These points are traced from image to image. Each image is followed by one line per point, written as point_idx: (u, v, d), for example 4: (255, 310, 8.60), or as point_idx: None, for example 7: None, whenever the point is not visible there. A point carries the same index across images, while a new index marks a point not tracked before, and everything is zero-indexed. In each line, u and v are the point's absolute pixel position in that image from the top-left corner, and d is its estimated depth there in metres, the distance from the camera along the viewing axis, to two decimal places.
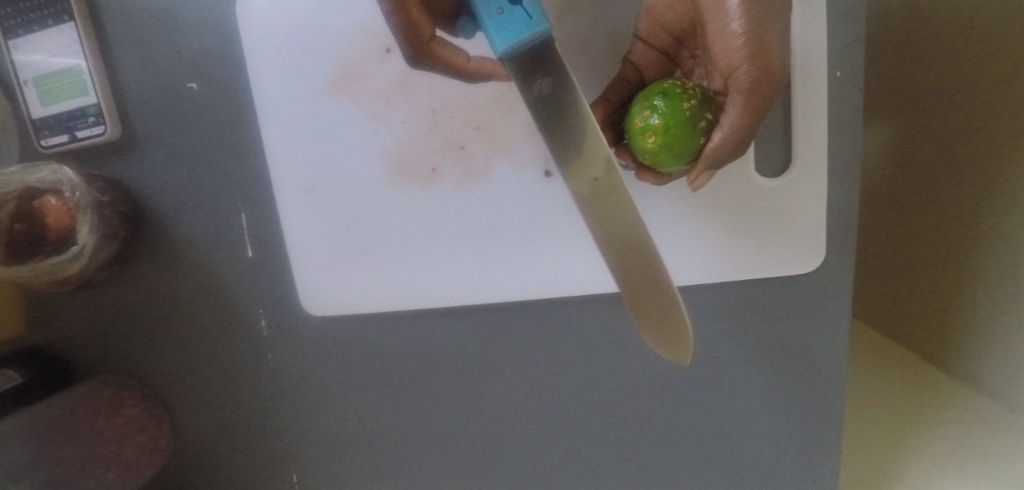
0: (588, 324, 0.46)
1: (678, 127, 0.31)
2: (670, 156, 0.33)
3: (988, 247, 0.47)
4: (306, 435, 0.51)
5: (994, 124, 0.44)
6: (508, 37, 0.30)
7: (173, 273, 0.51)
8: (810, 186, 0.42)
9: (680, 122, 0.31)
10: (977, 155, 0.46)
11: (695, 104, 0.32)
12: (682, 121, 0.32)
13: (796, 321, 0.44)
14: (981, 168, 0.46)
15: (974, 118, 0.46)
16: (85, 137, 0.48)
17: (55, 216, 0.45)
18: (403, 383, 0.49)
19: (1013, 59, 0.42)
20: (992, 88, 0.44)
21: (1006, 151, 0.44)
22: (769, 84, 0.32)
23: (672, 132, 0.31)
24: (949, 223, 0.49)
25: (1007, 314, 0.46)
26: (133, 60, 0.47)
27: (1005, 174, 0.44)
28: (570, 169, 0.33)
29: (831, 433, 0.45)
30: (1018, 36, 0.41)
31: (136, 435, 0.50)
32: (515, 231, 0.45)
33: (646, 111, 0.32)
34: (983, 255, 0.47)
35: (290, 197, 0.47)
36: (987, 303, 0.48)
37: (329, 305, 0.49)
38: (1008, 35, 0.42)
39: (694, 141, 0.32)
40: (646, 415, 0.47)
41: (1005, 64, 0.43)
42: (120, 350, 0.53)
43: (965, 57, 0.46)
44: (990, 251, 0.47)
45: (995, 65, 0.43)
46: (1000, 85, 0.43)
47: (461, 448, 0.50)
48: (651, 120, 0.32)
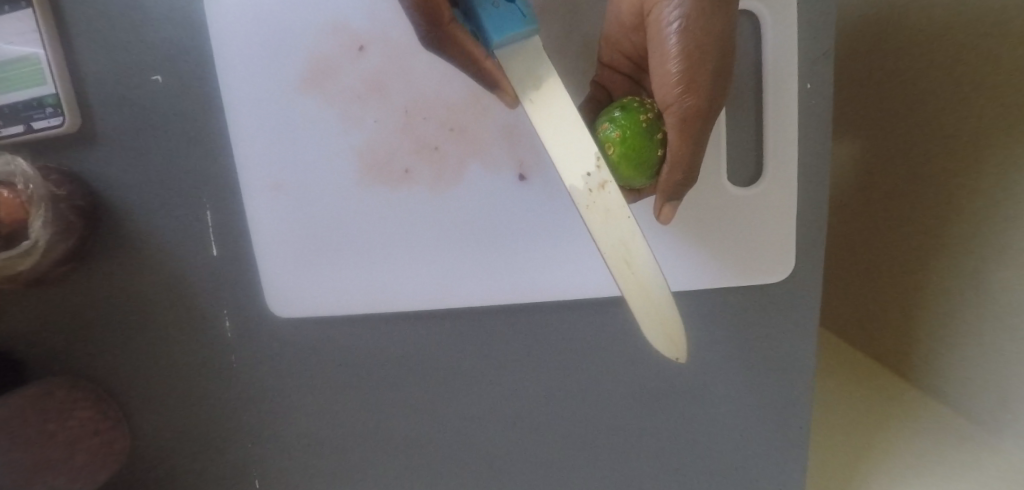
0: (560, 330, 0.46)
1: (636, 137, 0.33)
2: (631, 170, 0.33)
3: (956, 258, 0.47)
4: (270, 440, 0.50)
5: (960, 137, 0.45)
6: (497, 35, 0.30)
7: (133, 272, 0.49)
8: (779, 197, 0.42)
9: (637, 132, 0.33)
10: (945, 168, 0.47)
11: (651, 117, 0.33)
12: (640, 131, 0.33)
13: (766, 330, 0.44)
14: (949, 180, 0.47)
15: (939, 131, 0.47)
16: (42, 128, 0.46)
17: (7, 209, 0.42)
18: (373, 386, 0.48)
19: (975, 72, 0.43)
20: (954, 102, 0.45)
21: (973, 167, 0.45)
22: (700, 117, 0.33)
23: (630, 142, 0.32)
24: (914, 235, 0.51)
25: (974, 325, 0.47)
26: (94, 49, 0.46)
27: (972, 185, 0.45)
28: (562, 163, 0.31)
29: (798, 441, 0.46)
30: (979, 51, 0.43)
31: (89, 438, 0.48)
32: (489, 235, 0.44)
33: (606, 123, 0.33)
34: (951, 267, 0.48)
35: (257, 196, 0.46)
36: (954, 314, 0.48)
37: (296, 307, 0.47)
38: (969, 50, 0.44)
39: (654, 153, 0.33)
40: (617, 422, 0.47)
41: (966, 77, 0.44)
42: (74, 351, 0.50)
43: (931, 72, 0.47)
44: (957, 262, 0.47)
45: (958, 78, 0.45)
46: (964, 99, 0.45)
47: (431, 453, 0.49)
48: (610, 132, 0.33)
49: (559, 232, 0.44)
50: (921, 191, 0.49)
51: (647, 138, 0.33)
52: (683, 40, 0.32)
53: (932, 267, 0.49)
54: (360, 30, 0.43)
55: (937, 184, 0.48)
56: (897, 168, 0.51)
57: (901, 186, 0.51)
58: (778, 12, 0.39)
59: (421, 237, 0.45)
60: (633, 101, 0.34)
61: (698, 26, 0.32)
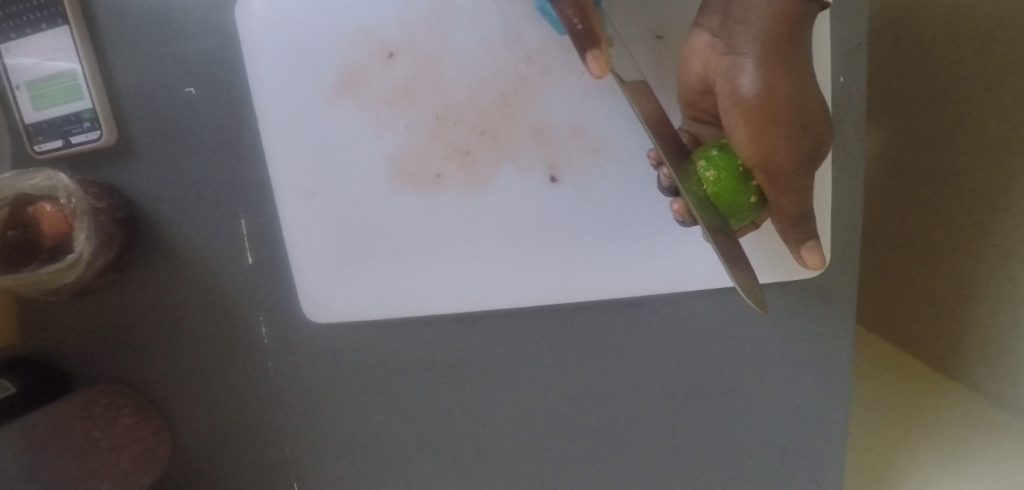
0: (595, 329, 0.46)
1: (730, 181, 0.32)
2: (723, 210, 0.33)
3: (985, 255, 0.46)
4: (309, 442, 0.51)
5: (988, 130, 0.44)
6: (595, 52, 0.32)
7: (169, 280, 0.50)
8: (812, 196, 0.42)
9: (732, 175, 0.32)
10: (972, 162, 0.45)
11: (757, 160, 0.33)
12: (734, 174, 0.32)
13: (801, 326, 0.44)
14: (978, 175, 0.45)
15: (969, 124, 0.45)
16: (81, 143, 0.47)
17: (51, 223, 0.45)
18: (409, 386, 0.49)
19: (1002, 61, 0.42)
20: (984, 91, 0.43)
21: (999, 164, 0.43)
22: (792, 171, 0.32)
23: (724, 186, 0.32)
24: (945, 238, 0.49)
25: (1002, 324, 0.46)
26: (127, 62, 0.47)
27: (1001, 182, 0.44)
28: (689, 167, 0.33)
29: (835, 437, 0.45)
30: (1006, 35, 0.41)
31: (133, 444, 0.50)
32: (522, 237, 0.44)
33: (702, 160, 0.33)
34: (980, 264, 0.46)
35: (291, 203, 0.47)
36: (984, 312, 0.47)
37: (332, 312, 0.48)
38: (995, 34, 0.42)
39: (748, 199, 0.33)
40: (650, 419, 0.47)
41: (996, 68, 0.42)
42: (117, 359, 0.52)
43: (955, 57, 0.45)
44: (985, 260, 0.46)
45: (987, 67, 0.43)
46: (993, 89, 0.43)
47: (466, 452, 0.49)
48: (708, 171, 0.33)
49: (593, 233, 0.44)
50: (948, 193, 0.48)
51: (741, 182, 0.32)
52: (760, 100, 0.32)
53: (964, 266, 0.48)
54: (389, 37, 0.43)
55: (963, 184, 0.47)
56: (921, 168, 0.50)
57: (924, 186, 0.50)
58: None
59: (453, 241, 0.45)
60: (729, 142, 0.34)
61: (770, 87, 0.32)
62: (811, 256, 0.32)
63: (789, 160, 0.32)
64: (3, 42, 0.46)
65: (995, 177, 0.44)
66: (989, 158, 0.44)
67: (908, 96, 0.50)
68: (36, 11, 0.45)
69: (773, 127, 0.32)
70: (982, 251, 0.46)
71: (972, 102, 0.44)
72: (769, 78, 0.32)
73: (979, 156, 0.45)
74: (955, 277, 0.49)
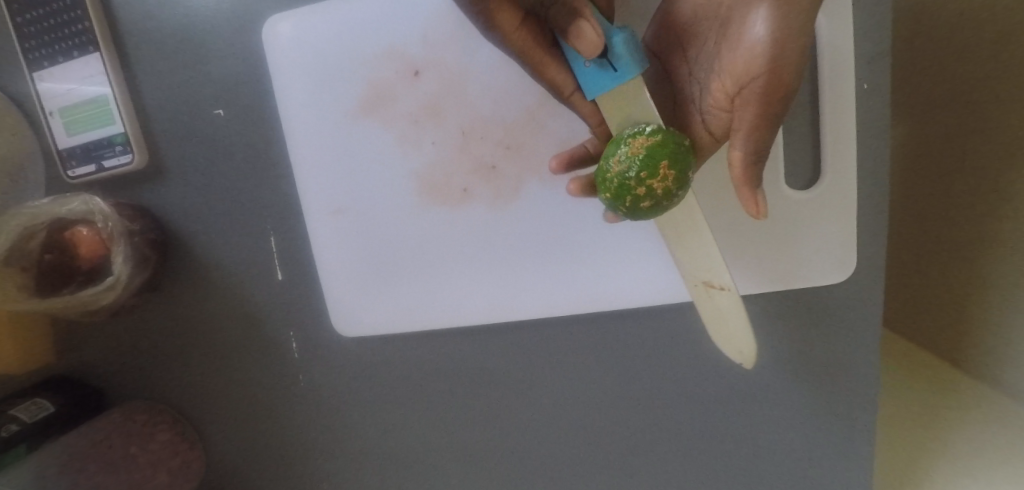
0: (621, 337, 0.47)
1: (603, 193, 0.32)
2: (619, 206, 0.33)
3: (1002, 255, 0.46)
4: (344, 453, 0.52)
5: (1004, 132, 0.44)
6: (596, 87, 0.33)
7: (201, 297, 0.51)
8: (836, 203, 0.42)
9: (603, 188, 0.32)
10: (989, 164, 0.46)
11: (621, 183, 0.31)
12: (604, 185, 0.32)
13: (828, 331, 0.44)
14: (994, 178, 0.46)
15: (986, 125, 0.45)
16: (113, 166, 0.48)
17: (88, 246, 0.46)
18: (437, 395, 0.50)
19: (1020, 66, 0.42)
20: (1002, 96, 0.44)
21: (1014, 167, 0.44)
22: (779, 104, 0.31)
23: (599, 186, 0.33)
24: (960, 236, 0.50)
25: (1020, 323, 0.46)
26: (156, 86, 0.48)
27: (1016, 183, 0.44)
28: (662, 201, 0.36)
29: (865, 442, 0.45)
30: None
31: (168, 461, 0.52)
32: (549, 250, 0.45)
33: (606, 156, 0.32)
34: (998, 263, 0.47)
35: (321, 220, 0.48)
36: (1003, 312, 0.47)
37: (361, 326, 0.49)
38: (1014, 40, 0.42)
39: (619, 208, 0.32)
40: (676, 423, 0.48)
41: (1016, 73, 0.42)
42: (152, 376, 0.54)
43: (977, 60, 0.45)
44: (1002, 260, 0.46)
45: (1006, 72, 0.43)
46: (1010, 94, 0.43)
47: (495, 456, 0.51)
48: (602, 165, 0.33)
49: (620, 243, 0.44)
50: (968, 192, 0.48)
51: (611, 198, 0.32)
52: (777, 16, 0.29)
53: (981, 264, 0.48)
54: (414, 55, 0.43)
55: (982, 184, 0.47)
56: (944, 167, 0.50)
57: (946, 184, 0.50)
58: (834, 13, 0.39)
59: (483, 255, 0.46)
60: (629, 153, 0.30)
61: (785, 26, 0.29)
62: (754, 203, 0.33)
63: (774, 86, 0.30)
64: (36, 69, 0.47)
65: (1011, 170, 0.44)
66: (1006, 158, 0.44)
67: (934, 96, 0.49)
68: (68, 39, 0.46)
69: (786, 58, 0.30)
70: (997, 250, 0.47)
71: (995, 101, 0.44)
72: (783, 21, 0.29)
73: (994, 158, 0.45)
74: (973, 277, 0.49)
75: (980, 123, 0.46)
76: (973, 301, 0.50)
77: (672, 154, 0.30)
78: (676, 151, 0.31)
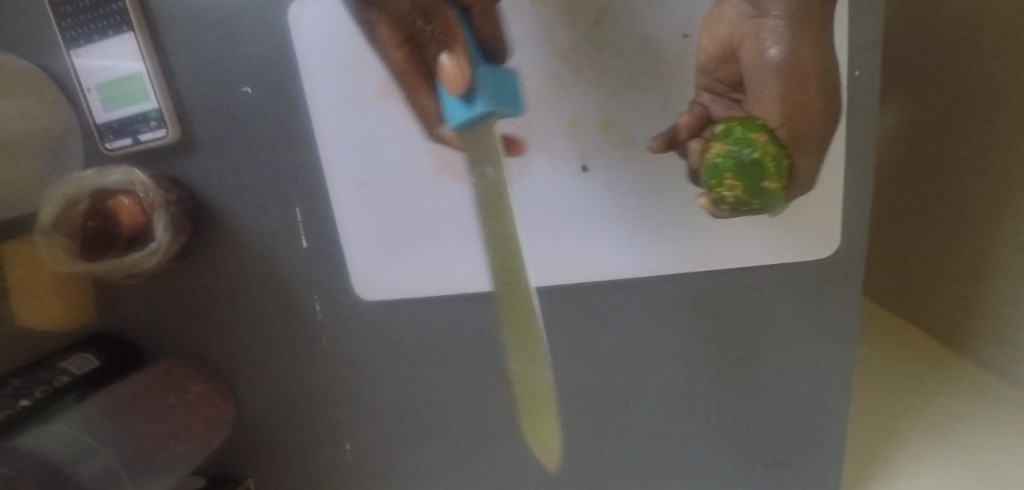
0: (621, 304, 0.51)
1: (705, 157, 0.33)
2: None
3: (988, 235, 0.49)
4: (364, 408, 0.57)
5: (995, 118, 0.46)
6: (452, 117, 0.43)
7: (231, 263, 0.55)
8: (825, 180, 0.45)
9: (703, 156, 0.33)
10: (980, 147, 0.48)
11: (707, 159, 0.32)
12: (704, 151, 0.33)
13: (812, 301, 0.48)
14: (983, 162, 0.48)
15: (976, 109, 0.48)
16: (147, 140, 0.52)
17: (128, 214, 0.50)
18: (451, 355, 0.54)
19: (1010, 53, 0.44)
20: (993, 81, 0.46)
21: (1003, 152, 0.46)
22: (817, 131, 0.33)
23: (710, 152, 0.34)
24: (944, 215, 0.53)
25: (1009, 299, 0.49)
26: (186, 63, 0.50)
27: (1004, 168, 0.46)
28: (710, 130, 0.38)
29: (841, 402, 0.50)
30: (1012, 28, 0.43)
31: (205, 410, 0.57)
32: (557, 224, 0.48)
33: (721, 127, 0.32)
34: (986, 243, 0.50)
35: (343, 192, 0.51)
36: (986, 288, 0.51)
37: (381, 291, 0.53)
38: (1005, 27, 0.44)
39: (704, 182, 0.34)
40: (669, 383, 0.52)
41: (1004, 60, 0.44)
42: (186, 335, 0.58)
43: (965, 46, 0.47)
44: (990, 240, 0.49)
45: (995, 58, 0.45)
46: (1001, 79, 0.45)
47: (503, 411, 0.55)
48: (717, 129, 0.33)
49: (621, 219, 0.47)
50: (952, 174, 0.51)
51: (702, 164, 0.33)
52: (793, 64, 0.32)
53: (965, 241, 0.51)
54: None
55: (964, 165, 0.50)
56: (932, 148, 0.53)
57: (934, 165, 0.53)
58: None
59: (495, 227, 0.50)
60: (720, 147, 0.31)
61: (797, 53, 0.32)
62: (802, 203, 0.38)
63: (818, 121, 0.33)
64: (73, 47, 0.50)
65: (1000, 155, 0.46)
66: (994, 144, 0.47)
67: (922, 81, 0.52)
68: (104, 18, 0.49)
69: (809, 88, 0.32)
70: (984, 230, 0.49)
71: (980, 86, 0.47)
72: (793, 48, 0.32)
73: (986, 143, 0.48)
74: (958, 255, 0.52)
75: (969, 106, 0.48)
76: (958, 277, 0.53)
77: (742, 165, 0.30)
78: (751, 163, 0.30)
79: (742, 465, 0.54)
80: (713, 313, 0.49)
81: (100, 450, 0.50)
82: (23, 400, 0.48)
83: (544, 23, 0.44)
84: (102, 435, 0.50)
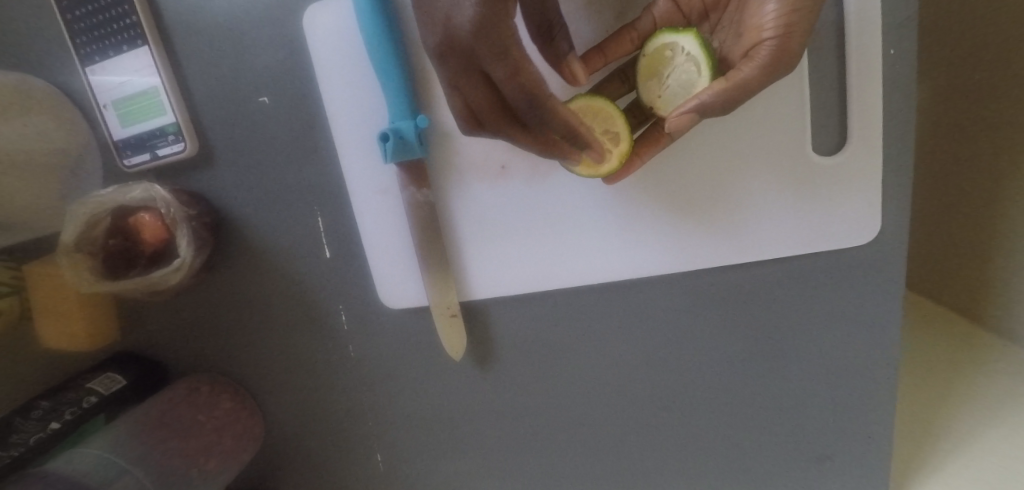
0: (653, 302, 0.49)
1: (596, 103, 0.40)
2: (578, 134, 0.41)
3: None
4: (393, 416, 0.56)
5: None
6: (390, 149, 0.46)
7: (254, 276, 0.55)
8: (864, 167, 0.43)
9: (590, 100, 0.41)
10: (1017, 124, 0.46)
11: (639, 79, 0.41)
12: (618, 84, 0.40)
13: (852, 291, 0.46)
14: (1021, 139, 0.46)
15: (1013, 84, 0.46)
16: (166, 154, 0.51)
17: (152, 232, 0.49)
18: (480, 360, 0.53)
19: None
20: None
21: None
22: (781, 60, 0.35)
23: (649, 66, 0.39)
24: (981, 195, 0.51)
25: None
26: (201, 75, 0.50)
27: None
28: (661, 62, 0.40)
29: (886, 393, 0.48)
30: None
31: (232, 426, 0.56)
32: (589, 224, 0.47)
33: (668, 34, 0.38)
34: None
35: (365, 200, 0.50)
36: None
37: (406, 298, 0.52)
38: None
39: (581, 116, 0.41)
40: (704, 380, 0.51)
41: None
42: (211, 351, 0.58)
43: (1002, 20, 0.45)
44: None
45: None
46: None
47: (535, 415, 0.54)
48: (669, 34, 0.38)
49: (650, 215, 0.46)
50: (987, 152, 0.50)
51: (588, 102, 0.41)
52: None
53: (1003, 221, 0.50)
54: None
55: (1001, 145, 0.48)
56: (967, 127, 0.51)
57: (969, 144, 0.51)
58: None
59: (524, 229, 0.48)
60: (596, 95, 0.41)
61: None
62: (680, 120, 0.35)
63: (777, 49, 0.34)
64: (88, 63, 0.50)
65: None
66: None
67: (957, 60, 0.50)
68: (117, 33, 0.48)
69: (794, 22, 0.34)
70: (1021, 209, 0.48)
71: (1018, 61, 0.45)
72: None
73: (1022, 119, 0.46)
74: (996, 235, 0.51)
75: (1008, 82, 0.46)
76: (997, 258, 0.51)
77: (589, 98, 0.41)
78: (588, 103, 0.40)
79: (783, 462, 0.52)
80: (749, 308, 0.48)
81: (131, 469, 0.47)
82: (53, 422, 0.48)
83: (567, 17, 0.43)
84: (132, 452, 0.48)
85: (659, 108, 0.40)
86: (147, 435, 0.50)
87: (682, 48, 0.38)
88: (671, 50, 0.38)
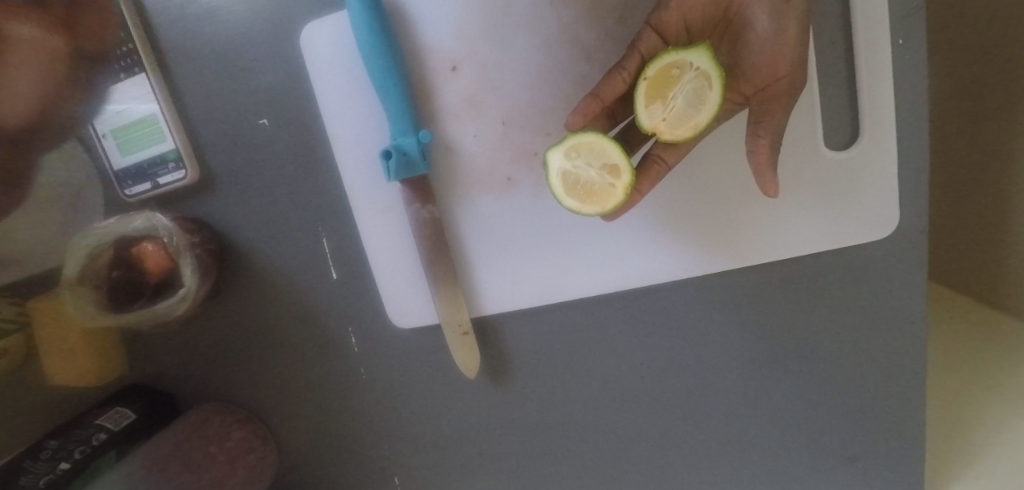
0: (667, 308, 0.48)
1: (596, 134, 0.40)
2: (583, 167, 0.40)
3: None
4: (406, 437, 0.55)
5: None
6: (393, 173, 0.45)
7: (260, 301, 0.54)
8: (878, 160, 0.42)
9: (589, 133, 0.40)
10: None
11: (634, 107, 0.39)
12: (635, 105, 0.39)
13: (873, 288, 0.45)
14: None
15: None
16: (167, 183, 0.50)
17: (154, 260, 0.48)
18: (492, 376, 0.52)
19: None
20: None
21: None
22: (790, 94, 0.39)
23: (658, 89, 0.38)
24: (1000, 182, 0.50)
25: None
26: (200, 101, 0.49)
27: None
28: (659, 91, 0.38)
29: (914, 391, 0.47)
30: None
31: (246, 457, 0.54)
32: (598, 232, 0.46)
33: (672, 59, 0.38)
34: None
35: (371, 218, 0.49)
36: None
37: (415, 317, 0.51)
38: None
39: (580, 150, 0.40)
40: (724, 386, 0.50)
41: None
42: (220, 380, 0.56)
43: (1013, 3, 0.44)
44: None
45: None
46: None
47: (551, 429, 0.53)
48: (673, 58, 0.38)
49: (660, 220, 0.45)
50: (1003, 139, 0.48)
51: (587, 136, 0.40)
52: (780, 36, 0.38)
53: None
54: (451, 51, 0.45)
55: (1017, 130, 0.47)
56: (982, 113, 0.50)
57: (984, 131, 0.50)
58: None
59: (533, 242, 0.47)
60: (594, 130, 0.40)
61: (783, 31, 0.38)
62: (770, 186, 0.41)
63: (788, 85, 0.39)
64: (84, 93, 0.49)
65: None
66: None
67: (968, 46, 0.49)
68: (112, 63, 0.48)
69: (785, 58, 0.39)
70: None
71: None
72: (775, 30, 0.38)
73: None
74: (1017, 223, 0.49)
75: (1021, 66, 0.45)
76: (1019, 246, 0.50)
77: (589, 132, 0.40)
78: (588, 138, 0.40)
79: (811, 466, 0.51)
80: (767, 308, 0.47)
81: None
82: (62, 462, 0.46)
83: (567, 25, 0.42)
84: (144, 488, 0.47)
85: (664, 131, 0.39)
86: (157, 469, 0.48)
87: (692, 64, 0.37)
88: (679, 68, 0.38)
